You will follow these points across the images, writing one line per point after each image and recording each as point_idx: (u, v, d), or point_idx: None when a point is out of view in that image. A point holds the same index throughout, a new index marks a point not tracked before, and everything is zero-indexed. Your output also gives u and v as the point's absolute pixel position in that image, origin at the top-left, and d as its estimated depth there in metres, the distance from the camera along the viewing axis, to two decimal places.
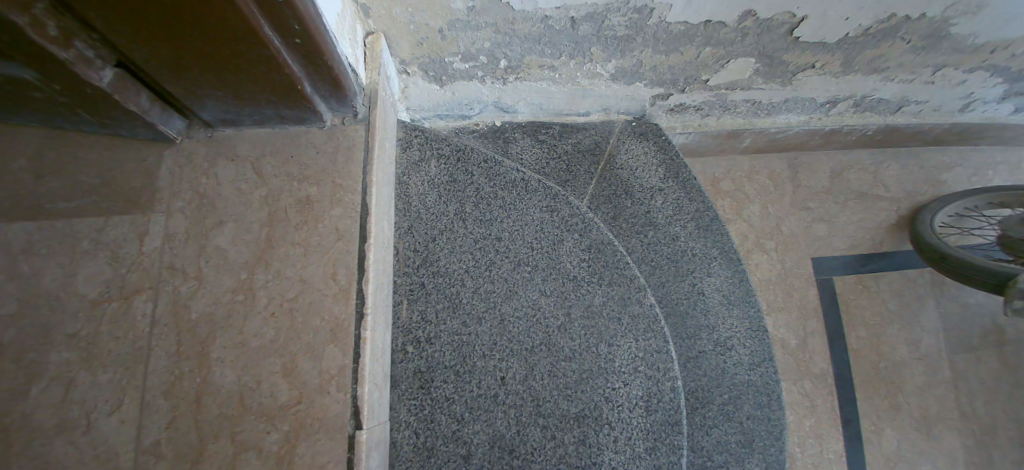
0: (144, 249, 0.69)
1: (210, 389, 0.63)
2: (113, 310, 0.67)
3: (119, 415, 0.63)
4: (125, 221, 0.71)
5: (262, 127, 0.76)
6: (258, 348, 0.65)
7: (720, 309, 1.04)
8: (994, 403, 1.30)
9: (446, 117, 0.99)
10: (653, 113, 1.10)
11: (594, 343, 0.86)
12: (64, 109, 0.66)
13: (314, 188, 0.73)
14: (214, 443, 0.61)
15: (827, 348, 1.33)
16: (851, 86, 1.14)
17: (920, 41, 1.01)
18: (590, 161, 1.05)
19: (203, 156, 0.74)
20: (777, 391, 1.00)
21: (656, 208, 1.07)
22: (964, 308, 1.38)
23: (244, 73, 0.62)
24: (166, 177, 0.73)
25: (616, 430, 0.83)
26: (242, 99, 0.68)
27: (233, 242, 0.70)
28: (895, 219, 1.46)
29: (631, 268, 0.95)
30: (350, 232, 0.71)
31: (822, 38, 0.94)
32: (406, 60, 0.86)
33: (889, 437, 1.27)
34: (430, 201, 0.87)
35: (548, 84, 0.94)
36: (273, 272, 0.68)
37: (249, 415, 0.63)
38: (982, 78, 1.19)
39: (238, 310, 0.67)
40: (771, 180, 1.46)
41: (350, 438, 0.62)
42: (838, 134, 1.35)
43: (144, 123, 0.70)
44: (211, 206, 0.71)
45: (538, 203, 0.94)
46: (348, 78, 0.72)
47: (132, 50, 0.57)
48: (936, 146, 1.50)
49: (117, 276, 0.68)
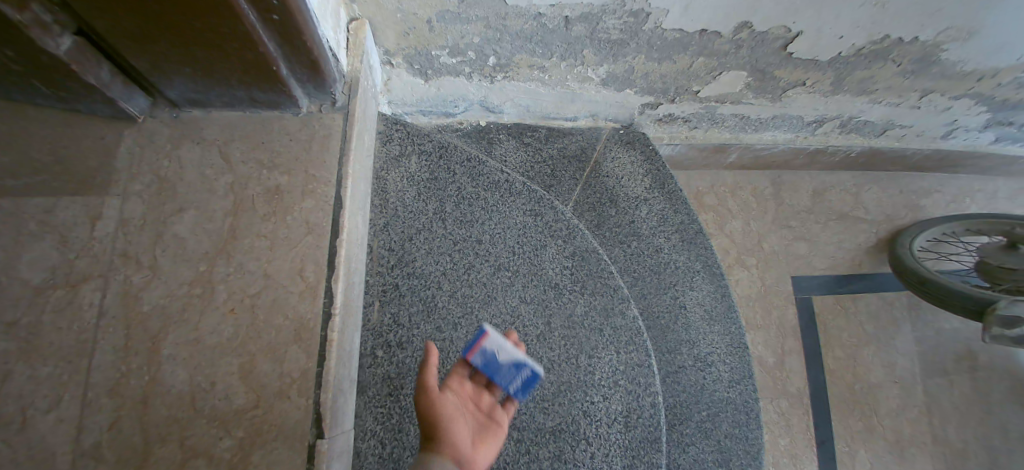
0: (96, 234, 0.64)
1: (159, 388, 0.59)
2: (57, 298, 0.61)
3: (55, 413, 0.57)
4: (79, 202, 0.66)
5: (232, 111, 0.72)
6: (214, 346, 0.61)
7: (702, 324, 1.02)
8: (965, 428, 1.31)
9: (430, 113, 0.96)
10: (642, 122, 1.09)
11: (573, 355, 0.84)
12: (16, 79, 0.61)
13: (285, 177, 0.69)
14: (159, 447, 0.56)
15: (805, 367, 1.33)
16: (839, 107, 1.15)
17: (909, 65, 1.02)
18: (576, 168, 1.03)
19: (167, 137, 0.70)
20: (756, 409, 0.98)
21: (641, 219, 1.05)
22: (937, 333, 1.40)
23: (214, 50, 0.58)
24: (125, 158, 0.68)
25: (593, 446, 0.79)
26: (212, 78, 0.64)
27: (194, 230, 0.65)
28: (874, 241, 1.48)
29: (615, 278, 0.93)
30: (321, 225, 0.67)
31: (815, 55, 0.94)
32: (391, 51, 0.82)
33: (862, 459, 1.27)
34: (408, 198, 0.83)
35: (537, 85, 0.92)
36: (235, 265, 0.64)
37: (200, 419, 0.58)
38: (966, 105, 1.21)
39: (194, 304, 0.62)
40: (755, 197, 1.46)
41: (310, 447, 0.58)
42: (824, 154, 1.35)
43: (105, 98, 0.65)
44: (173, 192, 0.67)
45: (522, 206, 0.92)
46: (328, 62, 0.69)
47: (93, 18, 0.52)
48: (915, 171, 1.52)
49: (65, 261, 0.63)
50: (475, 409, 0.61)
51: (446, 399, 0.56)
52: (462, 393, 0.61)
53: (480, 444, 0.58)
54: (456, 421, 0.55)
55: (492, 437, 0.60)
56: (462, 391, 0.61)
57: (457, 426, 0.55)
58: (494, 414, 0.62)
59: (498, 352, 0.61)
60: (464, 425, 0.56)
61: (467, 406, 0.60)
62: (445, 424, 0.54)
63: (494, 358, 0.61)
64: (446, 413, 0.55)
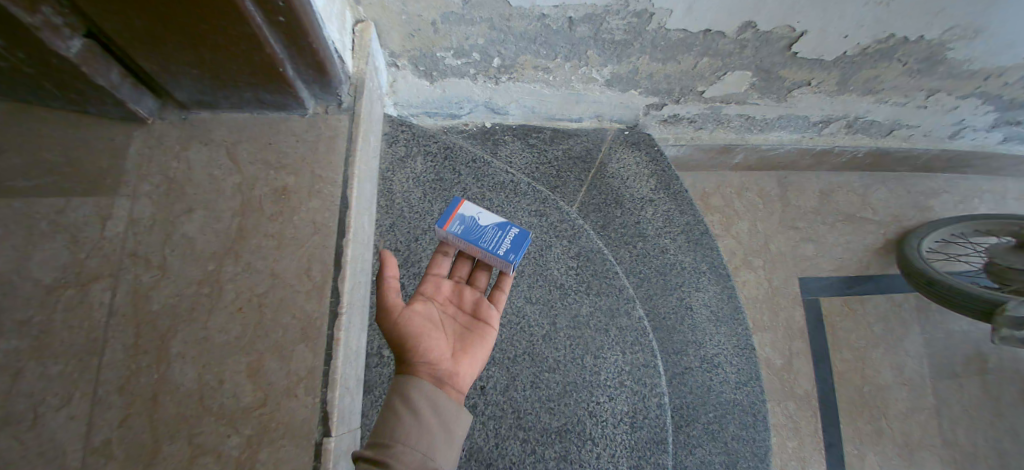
0: (107, 234, 0.65)
1: (167, 387, 0.59)
2: (68, 297, 0.62)
3: (65, 411, 0.57)
4: (89, 203, 0.67)
5: (240, 113, 0.73)
6: (222, 345, 0.61)
7: (709, 325, 1.02)
8: (977, 431, 1.28)
9: (435, 115, 0.97)
10: (646, 123, 1.10)
11: (578, 355, 0.84)
12: (30, 82, 0.62)
13: (292, 177, 0.69)
14: (167, 445, 0.57)
15: (812, 369, 1.31)
16: (845, 107, 1.15)
17: (915, 64, 1.01)
18: (581, 169, 1.03)
19: (176, 139, 0.71)
20: (764, 411, 0.97)
21: (646, 220, 1.05)
22: (947, 335, 1.38)
23: (222, 51, 0.59)
24: (135, 159, 0.69)
25: (599, 447, 0.79)
26: (220, 79, 0.65)
27: (202, 230, 0.66)
28: (882, 242, 1.47)
29: (620, 278, 0.92)
30: (327, 225, 0.68)
31: (820, 55, 0.94)
32: (396, 53, 0.83)
33: (872, 462, 1.25)
34: (414, 199, 0.84)
35: (541, 86, 0.93)
36: (242, 265, 0.65)
37: (207, 417, 0.58)
38: (972, 105, 1.21)
39: (202, 303, 0.63)
40: (760, 198, 1.46)
41: (316, 445, 0.58)
42: (830, 154, 1.35)
43: (115, 100, 0.66)
44: (181, 192, 0.68)
45: (527, 206, 0.92)
46: (334, 63, 0.69)
47: (103, 20, 0.53)
48: (923, 172, 1.51)
49: (76, 261, 0.64)
50: (454, 314, 0.63)
51: (411, 314, 0.57)
52: (437, 299, 0.64)
53: (463, 348, 0.60)
54: (425, 334, 0.57)
55: (475, 336, 0.61)
56: (437, 297, 0.64)
57: (428, 339, 0.56)
58: (477, 313, 0.64)
59: (475, 217, 0.65)
60: (437, 334, 0.58)
61: (445, 312, 0.63)
62: (414, 340, 0.56)
63: (472, 218, 0.65)
64: (413, 328, 0.56)
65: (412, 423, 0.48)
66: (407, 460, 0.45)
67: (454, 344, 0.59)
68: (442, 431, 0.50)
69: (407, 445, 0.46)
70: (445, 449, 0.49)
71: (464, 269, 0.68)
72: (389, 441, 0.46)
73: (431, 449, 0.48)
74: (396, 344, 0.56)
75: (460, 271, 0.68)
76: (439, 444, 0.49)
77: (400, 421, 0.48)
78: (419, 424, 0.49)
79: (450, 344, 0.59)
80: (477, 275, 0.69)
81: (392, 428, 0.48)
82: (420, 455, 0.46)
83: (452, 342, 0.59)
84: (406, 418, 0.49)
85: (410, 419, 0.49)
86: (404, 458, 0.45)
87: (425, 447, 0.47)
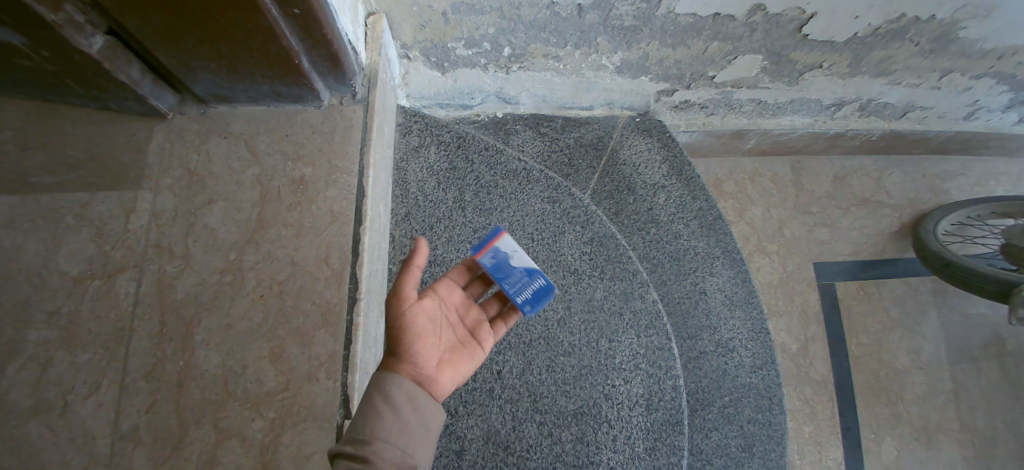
0: (131, 225, 0.67)
1: (193, 373, 0.60)
2: (96, 288, 0.64)
3: (96, 398, 0.59)
4: (113, 196, 0.68)
5: (258, 106, 0.74)
6: (245, 331, 0.63)
7: (723, 309, 1.01)
8: (997, 415, 1.27)
9: (448, 106, 0.98)
10: (657, 110, 1.09)
11: (594, 338, 0.84)
12: (55, 79, 0.64)
13: (309, 168, 0.71)
14: (195, 429, 0.58)
15: (827, 354, 1.31)
16: (857, 89, 1.14)
17: (928, 44, 1.00)
18: (592, 156, 1.04)
19: (196, 132, 0.72)
20: (779, 395, 0.97)
21: (658, 206, 1.05)
22: (965, 318, 1.36)
23: (240, 45, 0.60)
24: (156, 153, 0.71)
25: (615, 429, 0.80)
26: (237, 72, 0.66)
27: (223, 220, 0.67)
28: (897, 226, 1.45)
29: (634, 262, 0.92)
30: (344, 213, 0.69)
31: (830, 36, 0.93)
32: (408, 45, 0.84)
33: (889, 446, 1.24)
34: (428, 187, 0.85)
35: (552, 74, 0.93)
36: (263, 253, 0.66)
37: (233, 402, 0.60)
38: (988, 86, 1.19)
39: (225, 292, 0.64)
40: (773, 183, 1.46)
41: (338, 427, 0.59)
42: (844, 138, 1.34)
43: (136, 96, 0.68)
44: (202, 184, 0.69)
45: (539, 193, 0.92)
46: (348, 55, 0.70)
47: (123, 16, 0.54)
48: (938, 154, 1.49)
49: (102, 253, 0.66)
50: (454, 324, 0.63)
51: (416, 313, 0.57)
52: (445, 304, 0.63)
53: (453, 358, 0.59)
54: (422, 336, 0.56)
55: (467, 351, 0.61)
56: (446, 303, 0.63)
57: (423, 342, 0.56)
58: (475, 331, 0.64)
59: (509, 254, 0.66)
60: (433, 339, 0.58)
61: (447, 319, 0.62)
62: (411, 337, 0.55)
63: (502, 257, 0.65)
64: (414, 327, 0.56)
65: (394, 420, 0.47)
66: (386, 457, 0.43)
67: (444, 351, 0.59)
68: (420, 431, 0.49)
69: (388, 441, 0.44)
70: (422, 451, 0.48)
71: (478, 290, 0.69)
72: (370, 436, 0.44)
73: (408, 448, 0.46)
74: (394, 337, 0.55)
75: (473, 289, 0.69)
76: (417, 443, 0.47)
77: (382, 418, 0.46)
78: (400, 424, 0.47)
79: (443, 351, 0.58)
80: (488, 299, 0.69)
81: (373, 423, 0.46)
82: (399, 453, 0.45)
83: (444, 348, 0.59)
84: (389, 414, 0.47)
85: (393, 416, 0.47)
86: (384, 455, 0.43)
87: (403, 446, 0.45)
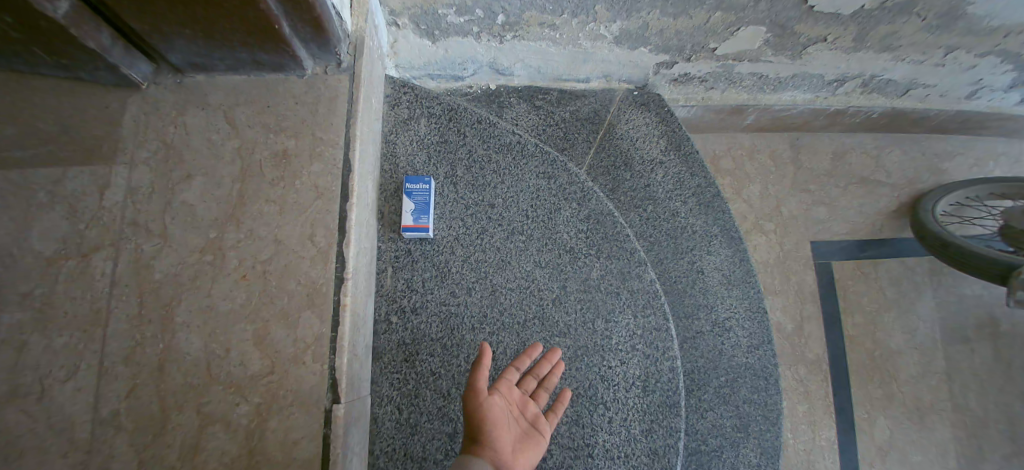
0: (105, 203, 0.63)
1: (174, 355, 0.58)
2: (70, 268, 0.60)
3: (70, 384, 0.56)
4: (87, 172, 0.63)
5: (237, 75, 0.70)
6: (227, 312, 0.60)
7: (720, 289, 1.00)
8: (987, 395, 1.28)
9: (438, 77, 0.95)
10: (656, 83, 1.06)
11: (590, 318, 0.83)
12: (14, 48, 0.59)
13: (292, 141, 0.67)
14: (178, 414, 0.56)
15: (823, 335, 1.31)
16: (861, 65, 1.11)
17: (935, 19, 0.97)
18: (588, 131, 1.01)
19: (171, 104, 0.68)
20: (776, 376, 0.96)
21: (656, 182, 1.02)
22: (960, 299, 1.36)
23: (216, 10, 0.56)
24: (129, 126, 0.67)
25: (611, 410, 0.79)
26: (214, 39, 0.62)
27: (203, 197, 0.64)
28: (895, 205, 1.44)
29: (631, 240, 0.90)
30: (331, 190, 0.66)
31: (837, 8, 0.89)
32: (396, 11, 0.80)
33: (882, 426, 1.25)
34: (419, 162, 0.83)
35: (547, 44, 0.89)
36: (246, 231, 0.63)
37: (216, 386, 0.58)
38: (992, 64, 1.17)
39: (205, 271, 0.61)
40: (772, 160, 1.44)
41: (327, 412, 0.58)
42: (845, 115, 1.31)
43: (106, 65, 0.63)
44: (180, 158, 0.66)
45: (535, 169, 0.89)
46: (331, 21, 0.66)
47: None
48: (939, 132, 1.47)
49: (75, 232, 0.61)
50: (517, 416, 0.61)
51: (492, 402, 0.56)
52: (509, 397, 0.62)
53: (520, 450, 0.57)
54: (498, 428, 0.55)
55: (531, 445, 0.59)
56: (510, 396, 0.62)
57: (499, 432, 0.55)
58: (536, 423, 0.62)
59: None
60: (505, 431, 0.56)
61: (513, 412, 0.60)
62: (487, 427, 0.54)
63: None
64: (490, 416, 0.55)
65: None
66: None
67: (514, 442, 0.57)
68: None
69: None
70: None
71: (533, 378, 0.68)
72: None
73: None
74: (471, 424, 0.54)
75: (527, 375, 0.68)
76: None
77: None
78: None
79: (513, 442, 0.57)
80: (541, 389, 0.68)
81: None
82: None
83: (514, 440, 0.57)
84: None
85: None
86: None
87: None
